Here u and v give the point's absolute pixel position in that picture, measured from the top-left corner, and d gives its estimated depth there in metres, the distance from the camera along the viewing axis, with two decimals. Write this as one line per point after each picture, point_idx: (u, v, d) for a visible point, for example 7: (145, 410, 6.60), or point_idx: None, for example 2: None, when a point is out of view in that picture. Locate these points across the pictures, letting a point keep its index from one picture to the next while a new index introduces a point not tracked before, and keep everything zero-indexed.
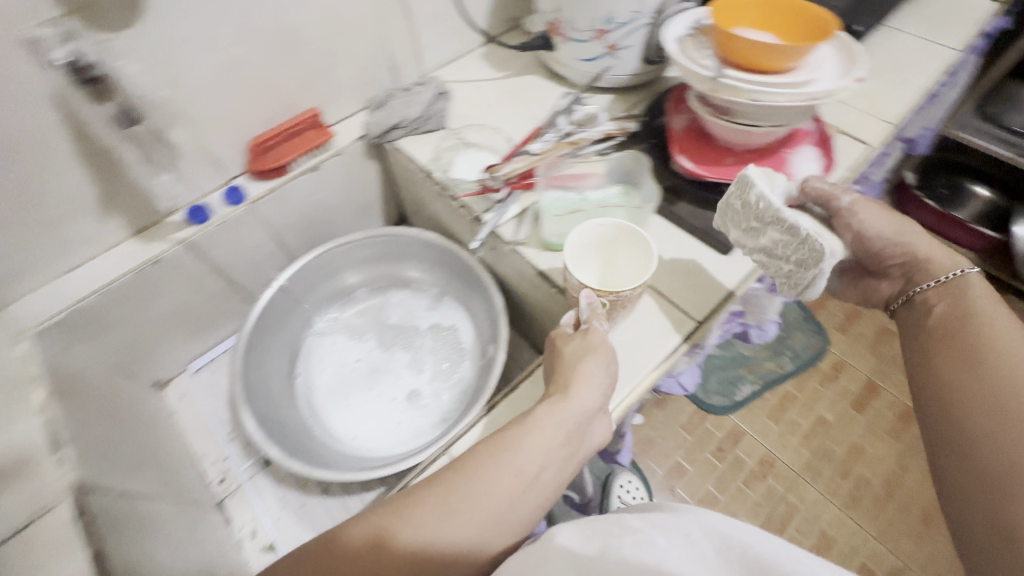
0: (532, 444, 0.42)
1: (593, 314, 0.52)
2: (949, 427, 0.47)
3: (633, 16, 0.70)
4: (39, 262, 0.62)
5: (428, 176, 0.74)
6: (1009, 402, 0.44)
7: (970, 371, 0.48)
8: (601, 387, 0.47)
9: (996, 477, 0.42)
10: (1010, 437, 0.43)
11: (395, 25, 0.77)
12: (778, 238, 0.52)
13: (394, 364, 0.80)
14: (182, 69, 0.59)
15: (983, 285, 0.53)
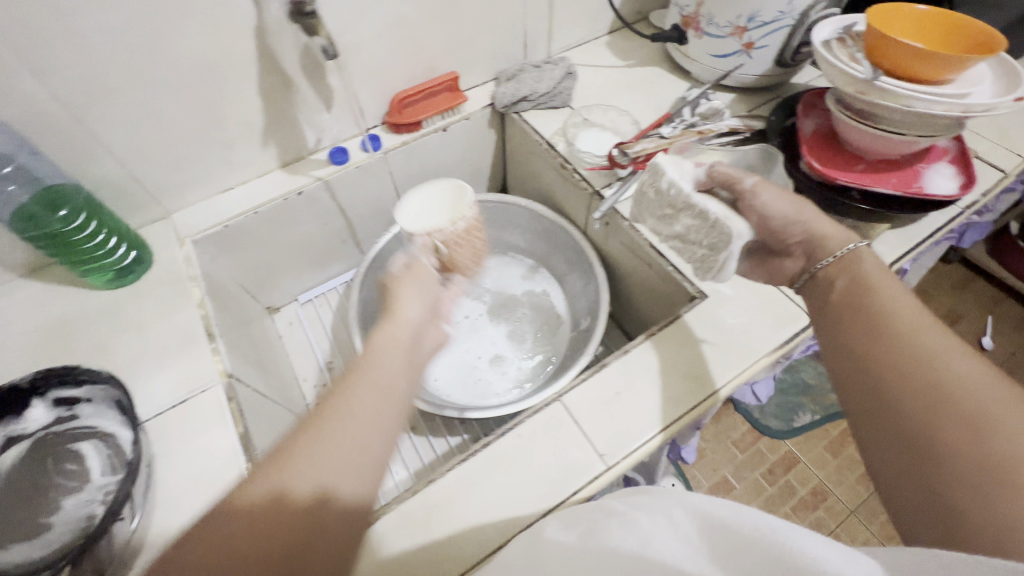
0: (374, 371, 0.41)
1: (421, 250, 0.55)
2: (871, 397, 0.39)
3: (778, 16, 0.70)
4: (205, 179, 0.70)
5: (550, 149, 0.77)
6: (936, 367, 0.36)
7: (884, 335, 0.41)
8: (413, 330, 0.47)
9: (941, 451, 0.33)
10: (945, 404, 0.34)
11: (538, 3, 0.80)
12: (692, 223, 0.56)
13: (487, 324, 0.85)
14: (358, 19, 0.65)
15: (876, 261, 0.47)
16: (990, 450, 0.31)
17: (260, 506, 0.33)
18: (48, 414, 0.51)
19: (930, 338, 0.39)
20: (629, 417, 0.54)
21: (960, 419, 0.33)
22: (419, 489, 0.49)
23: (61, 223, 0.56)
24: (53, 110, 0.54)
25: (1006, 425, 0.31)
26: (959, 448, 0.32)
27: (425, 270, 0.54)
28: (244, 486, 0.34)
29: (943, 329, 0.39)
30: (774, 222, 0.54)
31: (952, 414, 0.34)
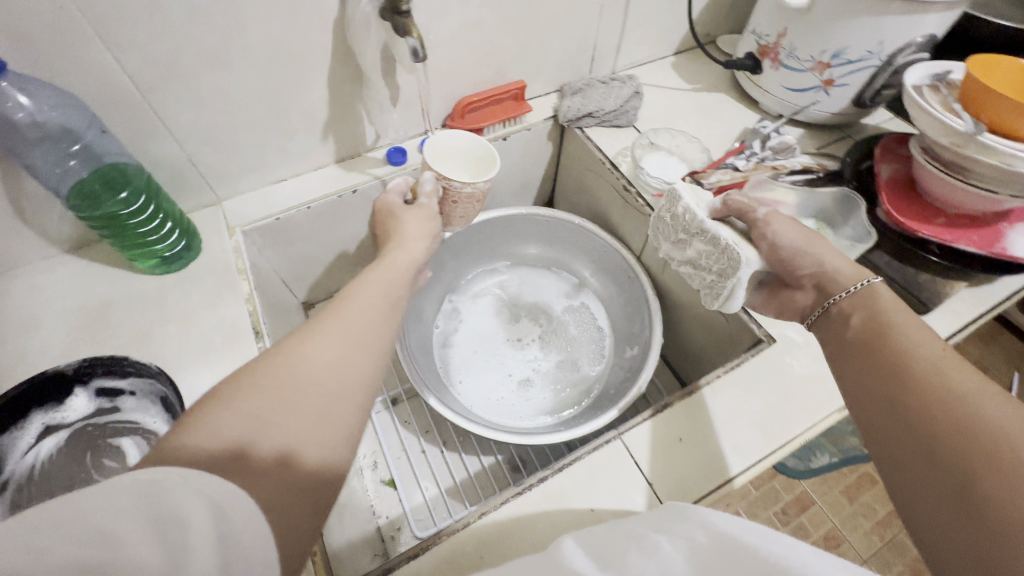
0: (373, 304, 0.44)
1: (431, 192, 0.61)
2: (904, 448, 0.35)
3: (865, 56, 0.67)
4: (260, 168, 0.68)
5: (614, 169, 0.75)
6: (969, 412, 0.32)
7: (911, 377, 0.36)
8: (386, 291, 0.46)
9: (986, 510, 0.28)
10: (983, 454, 0.30)
11: (613, 17, 0.78)
12: (705, 250, 0.59)
13: (527, 340, 0.82)
14: (435, 19, 0.62)
15: (895, 297, 0.44)
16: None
17: (239, 420, 0.30)
18: (89, 404, 0.49)
19: (963, 379, 0.34)
20: (692, 462, 0.52)
21: (1007, 470, 0.29)
22: (472, 521, 0.47)
23: (121, 206, 0.54)
24: (124, 88, 0.51)
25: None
26: (1009, 505, 0.28)
27: (429, 210, 0.61)
28: (230, 399, 0.31)
29: (970, 365, 0.35)
30: (785, 251, 0.53)
31: (994, 464, 0.29)
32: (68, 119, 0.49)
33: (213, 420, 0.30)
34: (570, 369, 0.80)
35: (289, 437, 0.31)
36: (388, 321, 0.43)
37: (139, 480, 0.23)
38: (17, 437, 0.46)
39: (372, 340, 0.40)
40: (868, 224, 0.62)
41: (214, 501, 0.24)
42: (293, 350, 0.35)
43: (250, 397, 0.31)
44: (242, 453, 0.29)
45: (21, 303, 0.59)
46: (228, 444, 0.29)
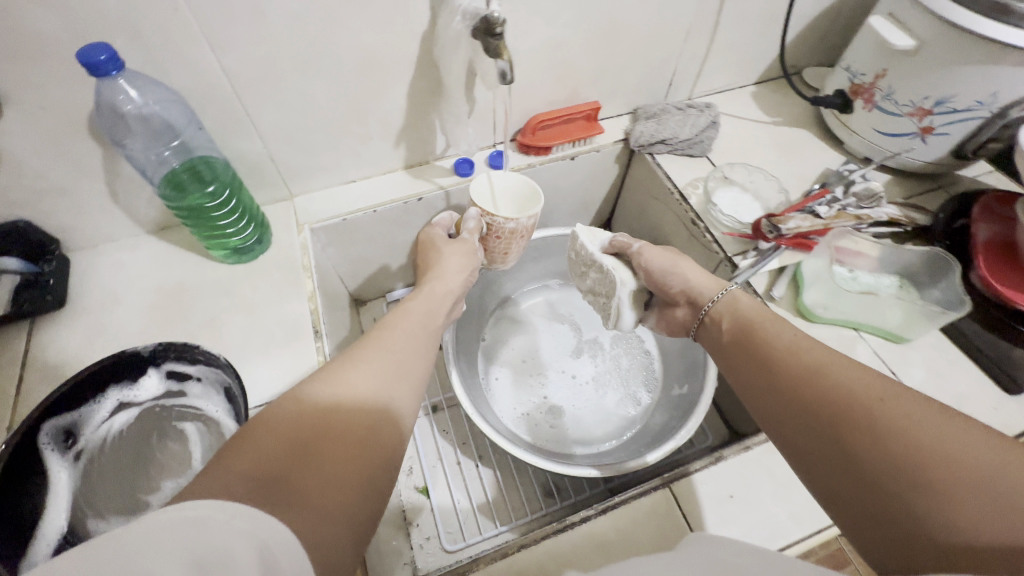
0: (407, 323, 0.47)
1: (473, 228, 0.62)
2: (793, 427, 0.40)
3: (973, 106, 0.62)
4: (333, 169, 0.69)
5: (683, 201, 0.72)
6: (825, 379, 0.39)
7: (781, 363, 0.43)
8: (422, 324, 0.49)
9: (869, 462, 0.33)
10: (857, 422, 0.35)
11: (698, 44, 0.75)
12: (598, 277, 0.65)
13: (577, 372, 0.81)
14: (520, 37, 0.62)
15: (752, 300, 0.52)
16: (902, 449, 0.32)
17: (278, 444, 0.29)
18: (158, 384, 0.51)
19: (810, 354, 0.41)
20: (745, 521, 0.49)
21: (869, 422, 0.34)
22: (511, 552, 0.47)
23: (206, 198, 0.57)
24: (221, 87, 0.54)
25: (899, 418, 0.33)
26: (880, 454, 0.33)
27: (469, 246, 0.62)
28: (270, 424, 0.31)
29: (812, 339, 0.43)
30: (656, 275, 0.60)
31: (858, 420, 0.35)
32: (169, 113, 0.52)
33: (255, 446, 0.29)
34: (619, 406, 0.78)
35: (329, 465, 0.30)
36: (424, 349, 0.46)
37: (184, 516, 0.23)
38: (93, 409, 0.48)
39: (409, 369, 0.41)
40: (963, 288, 0.57)
41: (261, 541, 0.24)
42: (336, 374, 0.36)
43: (290, 420, 0.31)
44: (283, 477, 0.28)
45: (106, 278, 0.62)
46: (271, 466, 0.28)
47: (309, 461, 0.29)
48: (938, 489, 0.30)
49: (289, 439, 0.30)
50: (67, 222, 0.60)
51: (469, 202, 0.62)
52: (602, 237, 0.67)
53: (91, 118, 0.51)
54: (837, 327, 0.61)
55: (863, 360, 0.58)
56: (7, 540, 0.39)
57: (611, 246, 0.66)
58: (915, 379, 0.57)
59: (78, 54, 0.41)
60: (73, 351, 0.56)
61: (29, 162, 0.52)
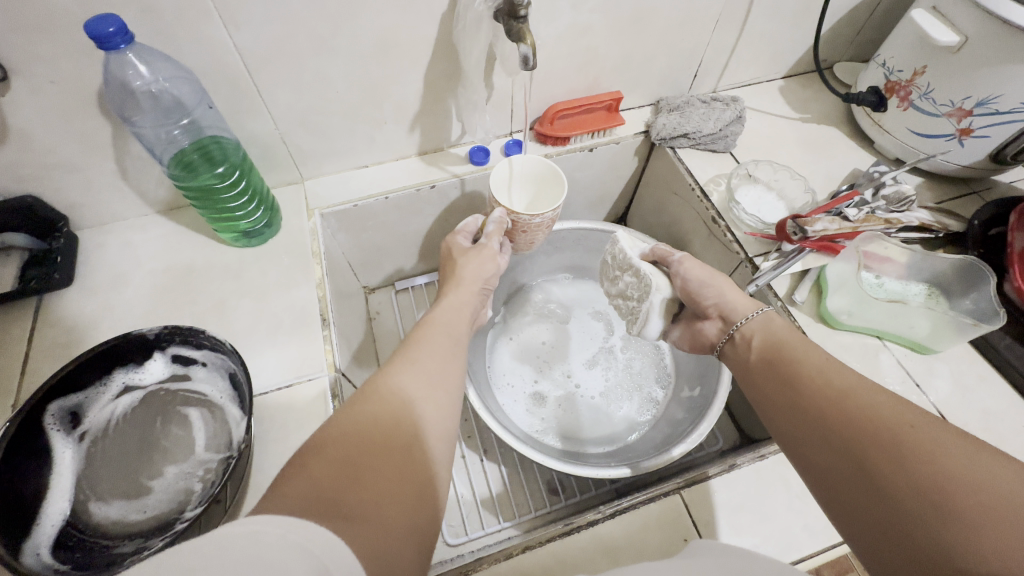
0: (438, 335, 0.47)
1: (494, 230, 0.60)
2: (813, 447, 0.38)
3: (1017, 108, 0.59)
4: (346, 153, 0.68)
5: (704, 198, 0.70)
6: (851, 401, 0.37)
7: (807, 381, 0.40)
8: (452, 330, 0.49)
9: (891, 488, 0.32)
10: (878, 442, 0.34)
11: (727, 35, 0.72)
12: (632, 281, 0.63)
13: (586, 384, 0.78)
14: (543, 22, 0.60)
15: (784, 322, 0.49)
16: (931, 475, 0.30)
17: (324, 477, 0.29)
18: (164, 368, 0.51)
19: (838, 374, 0.39)
20: (758, 532, 0.48)
21: (896, 448, 0.33)
22: (515, 553, 0.46)
23: (216, 179, 0.56)
24: (233, 65, 0.52)
25: (931, 445, 0.32)
26: (903, 477, 0.31)
27: (489, 250, 0.59)
28: (322, 451, 0.31)
29: (837, 360, 0.41)
30: (693, 286, 0.58)
31: (886, 445, 0.33)
32: (180, 92, 0.51)
33: (308, 475, 0.29)
34: (630, 412, 0.76)
35: (381, 486, 0.30)
36: (455, 355, 0.46)
37: (247, 531, 0.23)
38: (98, 392, 0.48)
39: (444, 383, 0.41)
40: (998, 300, 0.54)
41: (316, 558, 0.24)
42: (372, 391, 0.37)
43: (341, 437, 0.32)
44: (335, 499, 0.28)
45: (113, 257, 0.62)
46: (324, 493, 0.28)
47: (359, 482, 0.30)
48: (969, 519, 0.28)
49: (341, 461, 0.30)
50: (76, 199, 0.59)
51: (492, 203, 0.60)
52: (640, 247, 0.66)
53: (101, 93, 0.50)
54: (860, 335, 0.59)
55: (887, 370, 0.56)
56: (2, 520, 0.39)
57: (650, 253, 0.65)
58: (941, 393, 0.55)
59: (86, 27, 0.40)
60: (79, 330, 0.56)
61: (39, 137, 0.51)
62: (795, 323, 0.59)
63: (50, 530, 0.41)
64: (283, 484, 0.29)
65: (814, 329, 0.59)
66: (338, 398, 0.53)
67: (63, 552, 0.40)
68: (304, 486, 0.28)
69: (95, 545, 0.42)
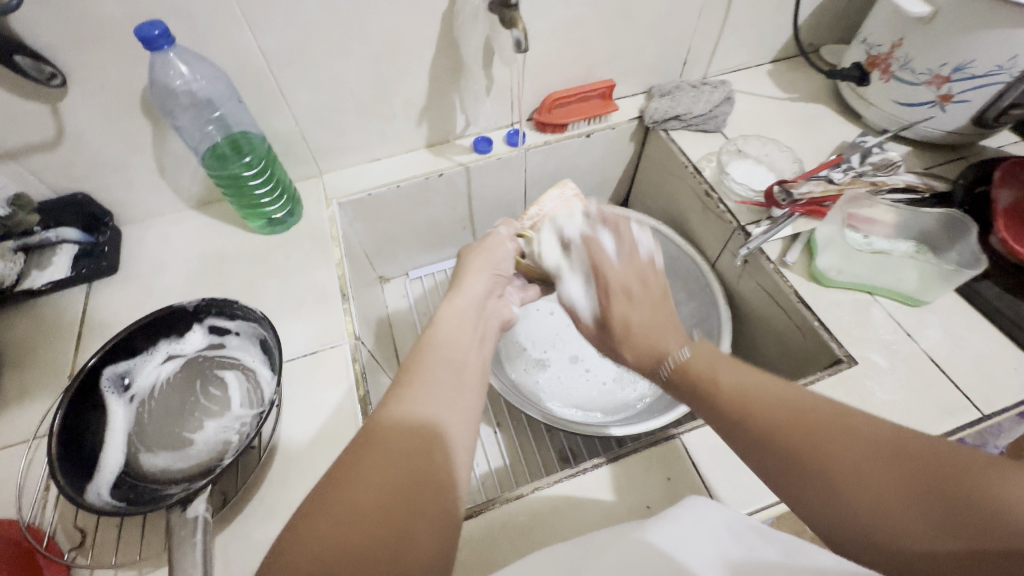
0: (444, 339, 0.45)
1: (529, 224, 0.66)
2: (769, 454, 0.35)
3: (993, 70, 0.61)
4: (359, 147, 0.73)
5: (696, 173, 0.74)
6: (799, 414, 0.35)
7: (729, 395, 0.39)
8: (468, 326, 0.48)
9: (833, 491, 0.32)
10: (827, 457, 0.32)
11: (713, 22, 0.76)
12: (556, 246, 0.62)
13: (597, 370, 0.80)
14: (536, 16, 0.65)
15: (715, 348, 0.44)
16: (877, 486, 0.30)
17: (327, 538, 0.31)
18: (203, 339, 0.56)
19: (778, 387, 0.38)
20: (753, 470, 0.51)
21: (832, 451, 0.32)
22: (525, 493, 0.49)
23: (244, 168, 0.62)
24: (258, 66, 0.58)
25: (857, 441, 0.32)
26: (853, 488, 0.31)
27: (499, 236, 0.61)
28: (324, 509, 0.32)
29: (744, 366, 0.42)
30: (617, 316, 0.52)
31: (820, 448, 0.33)
32: (213, 90, 0.57)
33: (312, 537, 0.31)
34: (637, 383, 0.79)
35: (395, 533, 0.32)
36: (466, 362, 0.45)
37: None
38: (145, 359, 0.53)
39: (453, 399, 0.40)
40: (979, 247, 0.57)
41: None
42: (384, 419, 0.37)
43: (349, 491, 0.33)
44: (347, 557, 0.30)
45: (153, 247, 0.68)
46: (332, 550, 0.30)
47: (367, 539, 0.31)
48: (905, 509, 0.29)
49: (363, 497, 0.33)
50: (120, 196, 0.66)
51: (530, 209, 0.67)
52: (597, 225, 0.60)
53: (144, 96, 0.56)
54: (852, 291, 0.61)
55: (878, 323, 0.59)
56: (68, 464, 0.43)
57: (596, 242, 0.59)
58: (932, 341, 0.57)
59: (135, 31, 0.46)
60: (124, 310, 0.62)
61: (91, 138, 0.58)
62: (788, 283, 0.63)
63: (109, 474, 0.46)
64: (300, 525, 0.31)
65: (806, 288, 0.62)
66: (358, 362, 0.58)
67: (120, 492, 0.45)
68: (321, 531, 0.31)
69: (147, 488, 0.47)
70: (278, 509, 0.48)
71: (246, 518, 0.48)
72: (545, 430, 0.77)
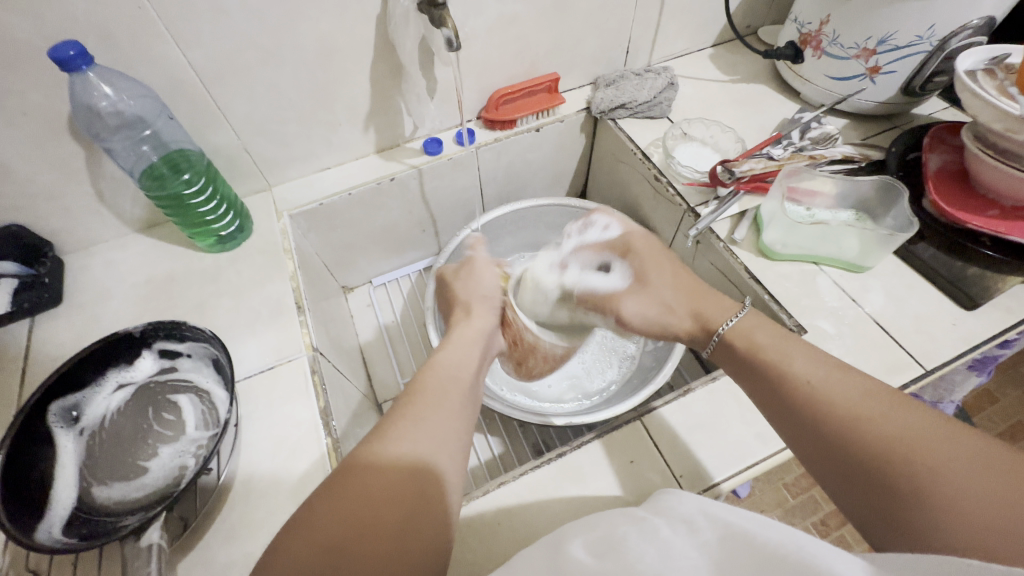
0: (451, 359, 0.48)
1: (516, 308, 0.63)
2: (824, 443, 0.38)
3: (915, 41, 0.64)
4: (307, 157, 0.72)
5: (645, 159, 0.75)
6: (869, 413, 0.36)
7: (797, 390, 0.41)
8: (477, 347, 0.51)
9: (889, 480, 0.34)
10: (891, 448, 0.34)
11: (650, 10, 0.78)
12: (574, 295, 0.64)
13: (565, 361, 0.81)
14: (472, 14, 0.65)
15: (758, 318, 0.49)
16: (938, 479, 0.32)
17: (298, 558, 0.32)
18: (154, 363, 0.54)
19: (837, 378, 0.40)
20: (713, 445, 0.52)
21: (893, 452, 0.34)
22: (491, 489, 0.50)
23: (183, 186, 0.61)
24: (189, 81, 0.57)
25: (915, 453, 0.33)
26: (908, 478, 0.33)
27: (477, 261, 0.62)
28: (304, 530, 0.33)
29: (820, 361, 0.42)
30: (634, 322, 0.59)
31: (880, 446, 0.35)
32: (142, 108, 0.55)
33: (286, 554, 0.32)
34: (605, 369, 0.80)
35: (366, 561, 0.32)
36: (466, 388, 0.45)
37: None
38: (93, 392, 0.51)
39: (452, 422, 0.41)
40: (911, 212, 0.59)
41: None
42: (366, 469, 0.36)
43: (325, 518, 0.34)
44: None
45: (97, 275, 0.66)
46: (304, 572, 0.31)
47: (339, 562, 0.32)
48: (941, 517, 0.31)
49: (336, 520, 0.33)
50: (58, 224, 0.63)
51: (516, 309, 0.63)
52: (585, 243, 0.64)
53: (69, 119, 0.54)
54: (798, 262, 0.63)
55: (825, 291, 0.60)
56: (17, 505, 0.41)
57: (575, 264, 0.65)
58: (876, 304, 0.59)
59: (49, 52, 0.44)
60: (70, 342, 0.60)
61: (17, 167, 0.56)
62: (738, 260, 0.64)
63: (64, 512, 0.45)
64: None
65: (755, 263, 0.64)
66: (317, 373, 0.57)
67: (74, 529, 0.44)
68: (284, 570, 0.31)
69: (102, 521, 0.45)
70: (242, 529, 0.47)
71: (209, 542, 0.47)
72: (518, 424, 0.77)
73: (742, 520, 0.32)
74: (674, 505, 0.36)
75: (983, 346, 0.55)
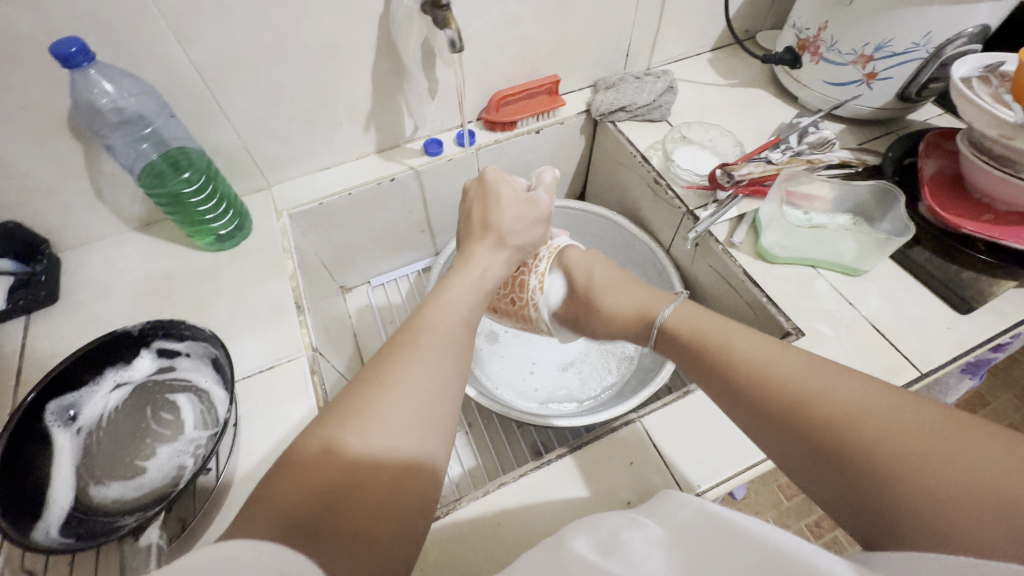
0: (454, 301, 0.47)
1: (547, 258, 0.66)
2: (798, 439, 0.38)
3: (911, 48, 0.65)
4: (307, 156, 0.72)
5: (645, 162, 0.76)
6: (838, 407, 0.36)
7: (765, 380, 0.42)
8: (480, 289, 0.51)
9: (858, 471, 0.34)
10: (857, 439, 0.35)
11: (651, 13, 0.78)
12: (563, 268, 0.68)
13: (562, 363, 0.82)
14: (474, 15, 0.65)
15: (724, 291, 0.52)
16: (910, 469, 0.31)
17: (301, 493, 0.32)
18: (152, 363, 0.54)
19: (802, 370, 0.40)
20: (712, 446, 0.52)
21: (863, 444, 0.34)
22: (491, 490, 0.50)
23: (183, 184, 0.60)
24: (191, 79, 0.57)
25: (894, 447, 0.33)
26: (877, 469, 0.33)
27: (537, 202, 0.59)
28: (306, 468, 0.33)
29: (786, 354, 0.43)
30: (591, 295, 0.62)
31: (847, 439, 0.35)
32: (142, 105, 0.55)
33: (289, 487, 0.32)
34: (602, 371, 0.81)
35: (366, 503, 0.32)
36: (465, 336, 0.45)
37: (217, 556, 0.25)
38: (91, 390, 0.51)
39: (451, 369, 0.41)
40: (907, 217, 0.60)
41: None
42: (365, 416, 0.35)
43: (328, 457, 0.33)
44: (322, 516, 0.31)
45: (94, 273, 0.65)
46: (306, 507, 0.31)
47: (342, 503, 0.32)
48: (914, 502, 0.30)
49: (338, 459, 0.33)
50: (55, 221, 0.63)
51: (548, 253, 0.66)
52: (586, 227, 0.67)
53: (69, 115, 0.54)
54: (796, 266, 0.64)
55: (822, 294, 0.61)
56: (13, 505, 0.41)
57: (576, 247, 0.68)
58: (872, 307, 0.60)
59: (50, 48, 0.44)
60: (67, 341, 0.59)
61: (14, 163, 0.55)
62: (736, 263, 0.65)
63: (60, 513, 0.44)
64: (256, 517, 0.30)
65: (753, 266, 0.64)
66: (316, 373, 0.57)
67: (71, 528, 0.43)
68: (287, 504, 0.31)
69: (98, 521, 0.45)
70: None
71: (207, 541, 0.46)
72: (516, 426, 0.77)
73: (746, 519, 0.32)
74: (676, 509, 0.36)
75: (978, 350, 0.56)
